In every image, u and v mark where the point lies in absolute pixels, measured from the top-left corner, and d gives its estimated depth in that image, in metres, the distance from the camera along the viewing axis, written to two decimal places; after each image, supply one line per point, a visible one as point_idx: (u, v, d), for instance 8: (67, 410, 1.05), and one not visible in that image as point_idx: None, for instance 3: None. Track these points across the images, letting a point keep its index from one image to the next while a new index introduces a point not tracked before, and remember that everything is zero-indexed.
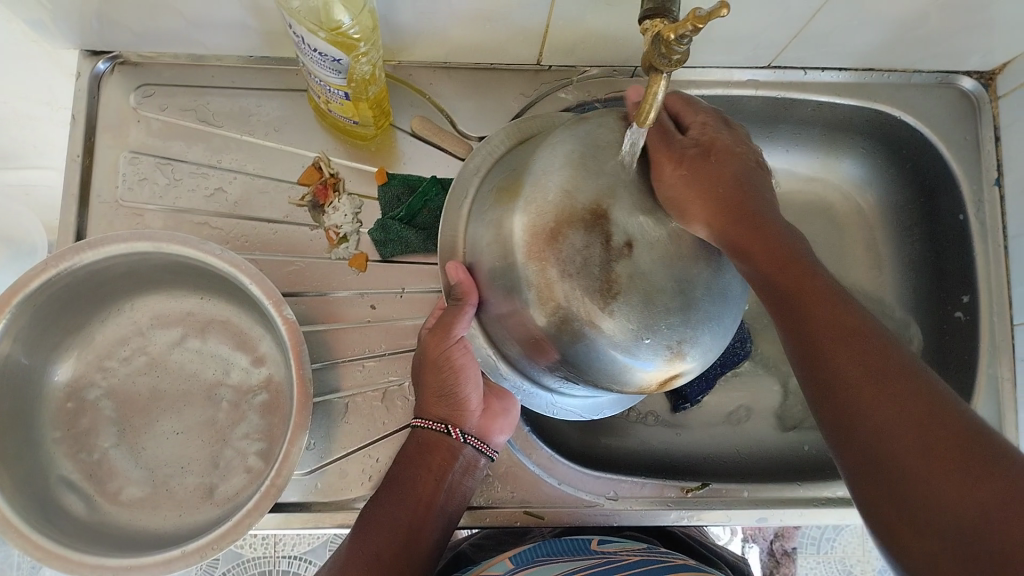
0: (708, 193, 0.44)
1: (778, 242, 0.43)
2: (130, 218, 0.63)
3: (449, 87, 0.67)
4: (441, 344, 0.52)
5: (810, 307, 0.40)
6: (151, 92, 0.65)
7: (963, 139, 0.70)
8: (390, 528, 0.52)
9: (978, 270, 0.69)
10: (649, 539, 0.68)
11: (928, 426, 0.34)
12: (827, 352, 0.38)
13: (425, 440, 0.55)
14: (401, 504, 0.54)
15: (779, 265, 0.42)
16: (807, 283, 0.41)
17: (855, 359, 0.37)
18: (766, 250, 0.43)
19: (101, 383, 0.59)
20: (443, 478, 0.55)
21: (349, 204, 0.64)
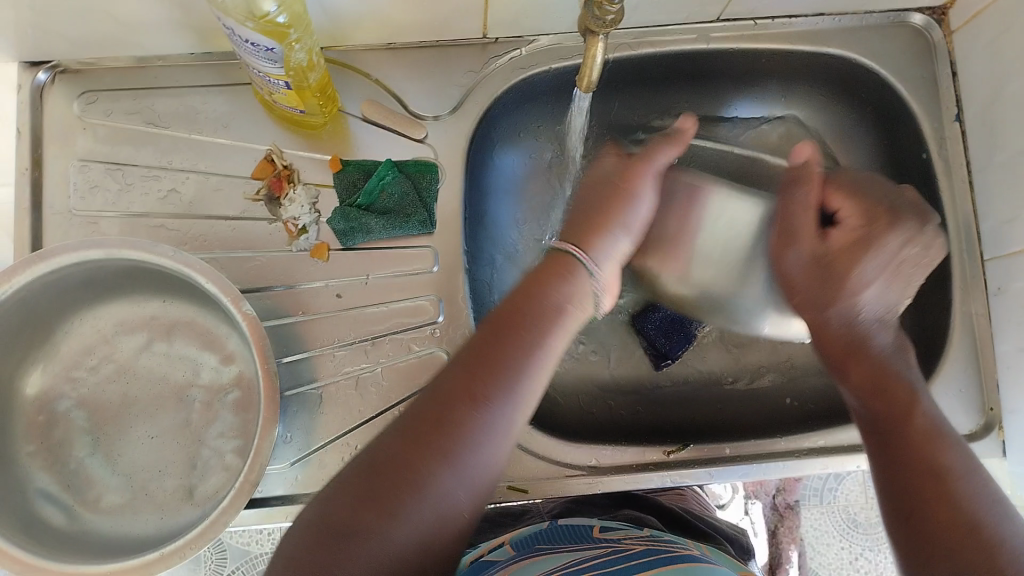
0: (906, 403, 0.53)
1: (895, 429, 0.52)
2: (86, 226, 0.63)
3: (396, 67, 0.66)
4: (633, 182, 0.57)
5: (902, 466, 0.51)
6: (94, 98, 0.64)
7: (920, 76, 0.70)
8: (490, 365, 0.48)
9: (946, 209, 0.69)
10: (646, 517, 0.69)
11: (928, 483, 0.49)
12: (888, 459, 0.52)
13: (549, 271, 0.53)
14: (495, 349, 0.49)
15: (885, 443, 0.52)
16: (904, 451, 0.51)
17: (929, 530, 0.47)
18: (876, 437, 0.53)
19: (72, 394, 0.59)
20: (556, 319, 0.51)
21: (305, 194, 0.64)
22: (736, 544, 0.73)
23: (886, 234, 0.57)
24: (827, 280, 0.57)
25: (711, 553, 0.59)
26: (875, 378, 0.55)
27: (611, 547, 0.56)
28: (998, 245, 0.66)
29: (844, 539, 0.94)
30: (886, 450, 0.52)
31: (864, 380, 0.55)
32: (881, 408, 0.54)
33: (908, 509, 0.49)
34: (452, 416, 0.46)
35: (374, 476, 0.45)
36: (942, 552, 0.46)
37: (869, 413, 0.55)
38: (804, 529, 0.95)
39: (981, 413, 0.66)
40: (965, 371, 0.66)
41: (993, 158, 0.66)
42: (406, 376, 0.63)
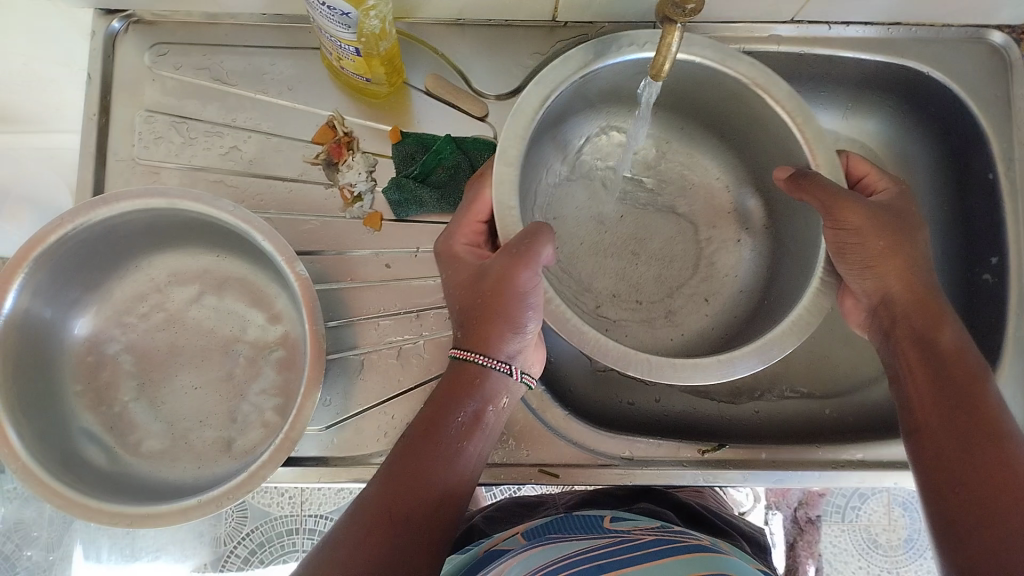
0: (975, 374, 0.48)
1: (957, 387, 0.48)
2: (147, 175, 0.64)
3: (463, 44, 0.66)
4: (476, 307, 0.50)
5: (960, 427, 0.46)
6: (164, 51, 0.65)
7: (993, 95, 0.69)
8: (421, 471, 0.47)
9: (1009, 232, 0.67)
10: (662, 511, 0.68)
11: (992, 446, 0.45)
12: (941, 416, 0.47)
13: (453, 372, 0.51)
14: (425, 456, 0.47)
15: (936, 402, 0.48)
16: (964, 412, 0.47)
17: (981, 493, 0.43)
18: (928, 393, 0.49)
19: (122, 338, 0.60)
20: (479, 416, 0.50)
21: (363, 161, 0.64)
22: (751, 541, 0.73)
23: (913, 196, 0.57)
24: (899, 219, 0.53)
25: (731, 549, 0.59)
26: (958, 348, 0.50)
27: (618, 537, 0.56)
28: None
29: (863, 558, 0.93)
30: (940, 407, 0.48)
31: (950, 345, 0.50)
32: (949, 368, 0.49)
33: (961, 465, 0.45)
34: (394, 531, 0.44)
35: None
36: (993, 515, 0.42)
37: (935, 369, 0.49)
38: (823, 545, 0.94)
39: None
40: (1013, 398, 0.65)
41: None
42: (446, 351, 0.63)
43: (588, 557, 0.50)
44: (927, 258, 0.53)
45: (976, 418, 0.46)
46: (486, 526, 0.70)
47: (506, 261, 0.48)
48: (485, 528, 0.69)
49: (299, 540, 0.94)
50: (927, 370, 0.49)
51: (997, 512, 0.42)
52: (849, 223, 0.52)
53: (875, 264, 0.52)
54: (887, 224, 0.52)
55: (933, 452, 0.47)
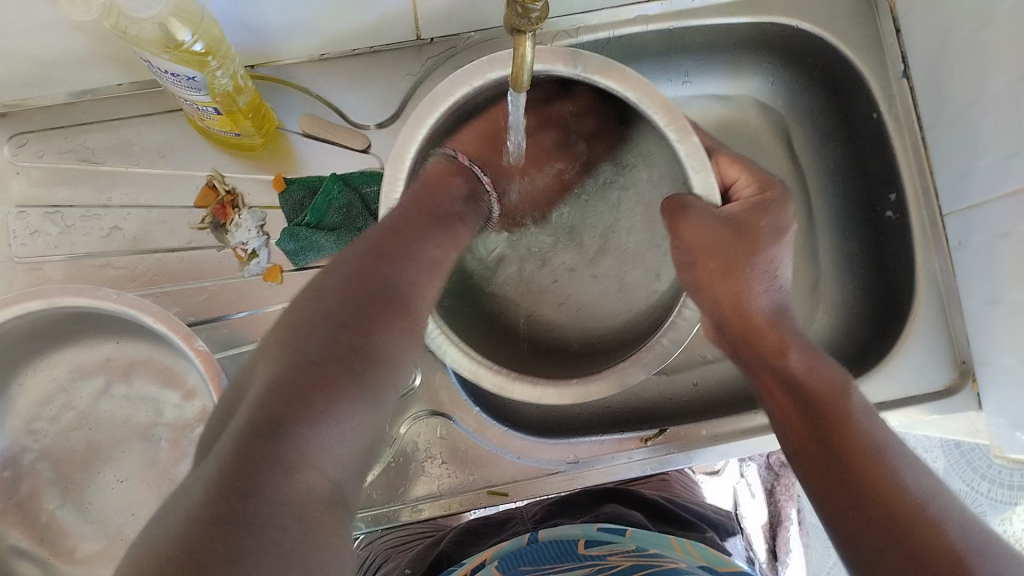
0: (830, 388, 0.50)
1: (820, 403, 0.50)
2: (30, 273, 0.61)
3: (333, 79, 0.65)
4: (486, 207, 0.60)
5: (834, 439, 0.48)
6: (25, 141, 0.62)
7: (863, 35, 0.68)
8: (380, 265, 0.47)
9: (901, 168, 0.69)
10: (628, 512, 0.70)
11: (857, 459, 0.46)
12: (818, 437, 0.49)
13: (426, 195, 0.53)
14: (387, 263, 0.47)
15: (806, 424, 0.50)
16: (834, 429, 0.48)
17: (860, 500, 0.45)
18: (797, 420, 0.50)
19: (34, 446, 0.58)
20: (446, 237, 0.53)
21: (251, 217, 0.62)
22: (720, 529, 0.74)
23: (783, 202, 0.56)
24: (741, 236, 0.54)
25: (695, 552, 0.59)
26: (810, 367, 0.52)
27: (596, 572, 0.56)
28: (954, 200, 0.65)
29: None
30: (812, 432, 0.49)
31: (800, 365, 0.52)
32: (806, 386, 0.51)
33: (840, 476, 0.46)
34: (366, 328, 0.43)
35: (296, 356, 0.41)
36: (873, 524, 0.43)
37: (792, 395, 0.51)
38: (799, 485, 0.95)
39: (954, 367, 0.66)
40: (934, 330, 0.67)
41: (941, 114, 0.65)
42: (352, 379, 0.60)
43: None
44: (771, 282, 0.56)
45: (839, 432, 0.48)
46: (454, 550, 0.69)
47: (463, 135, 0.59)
48: (453, 554, 0.68)
49: None
50: (789, 388, 0.52)
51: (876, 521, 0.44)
52: (688, 240, 0.54)
53: (710, 284, 0.55)
54: (728, 239, 0.54)
55: (814, 479, 0.48)
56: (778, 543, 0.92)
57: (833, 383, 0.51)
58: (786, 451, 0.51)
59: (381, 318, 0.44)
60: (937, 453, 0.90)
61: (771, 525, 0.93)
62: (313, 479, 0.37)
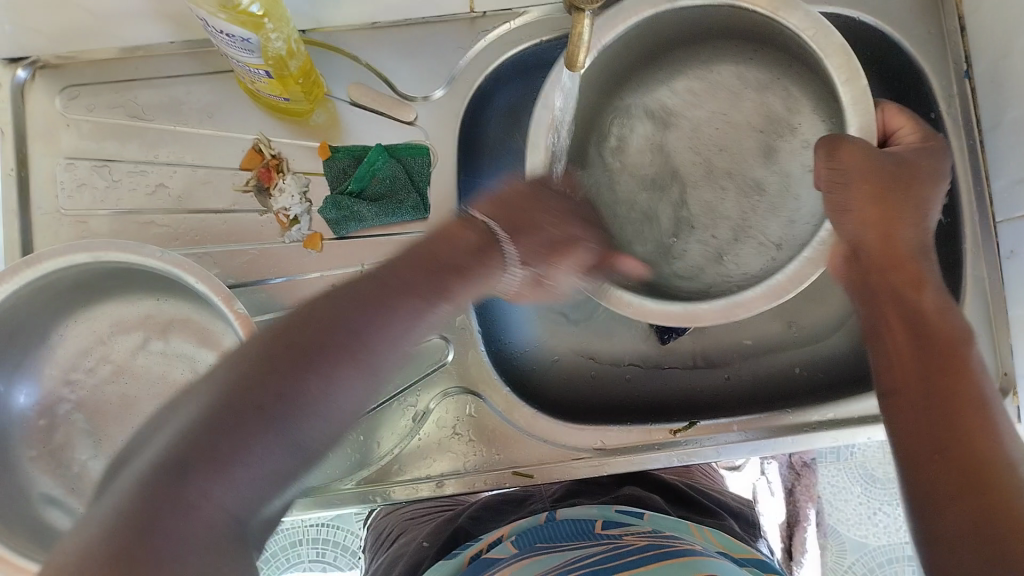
0: (951, 347, 0.49)
1: (938, 364, 0.49)
2: (75, 225, 0.62)
3: (385, 48, 0.64)
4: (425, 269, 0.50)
5: (938, 381, 0.48)
6: (76, 94, 0.63)
7: (927, 31, 0.66)
8: (384, 312, 0.47)
9: (955, 169, 0.66)
10: (649, 497, 0.70)
11: (959, 407, 0.47)
12: (921, 384, 0.48)
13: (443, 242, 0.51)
14: (359, 312, 0.46)
15: (919, 374, 0.49)
16: (953, 376, 0.48)
17: (944, 447, 0.46)
18: (902, 369, 0.50)
19: (71, 396, 0.59)
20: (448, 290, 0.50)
21: (295, 183, 0.62)
22: (738, 518, 0.74)
23: (943, 157, 0.54)
24: (903, 178, 0.52)
25: (714, 540, 0.61)
26: (940, 309, 0.51)
27: (612, 545, 0.56)
28: (1011, 206, 0.63)
29: (863, 494, 0.93)
30: (910, 382, 0.49)
31: (932, 306, 0.51)
32: (925, 336, 0.50)
33: (944, 417, 0.47)
34: (284, 382, 0.42)
35: (261, 379, 0.42)
36: (949, 472, 0.44)
37: (913, 329, 0.51)
38: (821, 487, 0.94)
39: (996, 379, 0.64)
40: (978, 339, 0.65)
41: (1003, 117, 0.63)
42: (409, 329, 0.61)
43: (580, 568, 0.51)
44: (925, 224, 0.53)
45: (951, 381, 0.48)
46: (471, 525, 0.69)
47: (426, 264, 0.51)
48: (470, 529, 0.68)
49: (307, 551, 0.91)
50: (916, 323, 0.51)
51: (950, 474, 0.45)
52: (843, 161, 0.51)
53: (860, 211, 0.52)
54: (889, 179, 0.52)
55: (906, 416, 0.48)
56: (795, 543, 0.91)
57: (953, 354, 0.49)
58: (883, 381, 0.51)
59: (347, 370, 0.44)
60: None
61: (789, 523, 0.92)
62: (217, 511, 0.38)
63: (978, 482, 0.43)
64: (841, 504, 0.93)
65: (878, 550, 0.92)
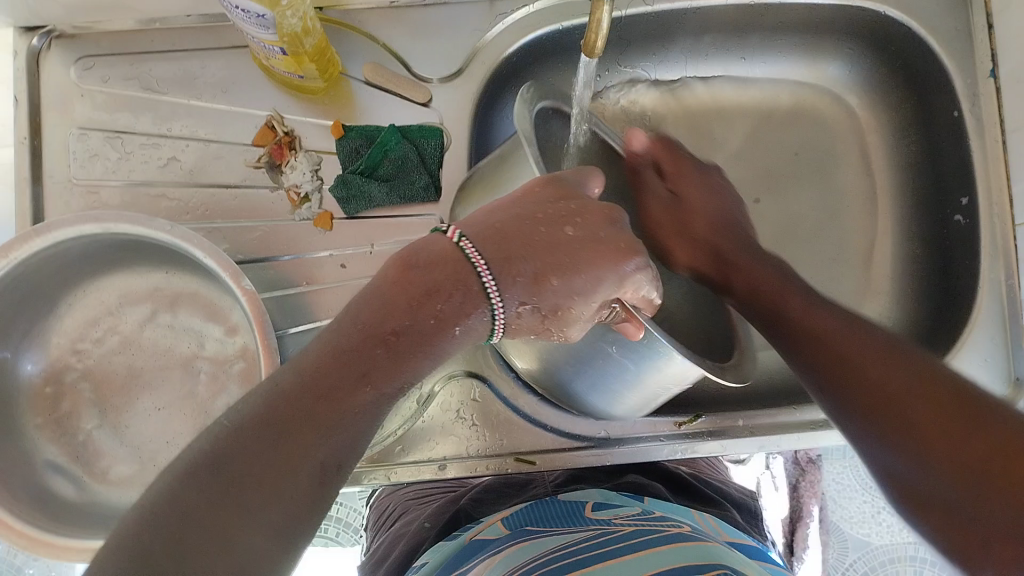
0: (831, 330, 0.49)
1: (839, 347, 0.47)
2: (87, 196, 0.62)
3: (401, 28, 0.64)
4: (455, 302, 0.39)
5: (852, 359, 0.46)
6: (91, 64, 0.63)
7: (954, 28, 0.65)
8: (325, 367, 0.37)
9: (976, 170, 0.65)
10: (650, 484, 0.70)
11: (881, 371, 0.45)
12: (837, 373, 0.46)
13: (381, 294, 0.39)
14: (313, 378, 0.36)
15: (833, 363, 0.47)
16: (851, 350, 0.47)
17: (897, 410, 0.43)
18: (818, 362, 0.48)
19: (78, 365, 0.59)
20: (418, 319, 0.38)
21: (306, 160, 0.62)
22: (742, 509, 0.74)
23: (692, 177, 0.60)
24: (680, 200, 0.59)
25: (712, 527, 0.61)
26: (804, 304, 0.52)
27: (599, 530, 0.56)
28: None
29: (867, 493, 0.93)
30: (832, 372, 0.47)
31: (796, 302, 0.52)
32: (811, 326, 0.50)
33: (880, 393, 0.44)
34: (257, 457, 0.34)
35: (216, 466, 0.33)
36: (914, 437, 0.41)
37: (797, 329, 0.50)
38: (827, 484, 0.94)
39: (1008, 382, 0.61)
40: (992, 343, 0.62)
41: None
42: None
43: (568, 553, 0.51)
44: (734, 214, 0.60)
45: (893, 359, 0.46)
46: (473, 506, 0.69)
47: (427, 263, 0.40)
48: (471, 510, 0.68)
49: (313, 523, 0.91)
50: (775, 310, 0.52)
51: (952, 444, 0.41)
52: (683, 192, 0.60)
53: (684, 228, 0.58)
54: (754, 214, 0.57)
55: (847, 417, 0.45)
56: (796, 538, 0.91)
57: (831, 326, 0.49)
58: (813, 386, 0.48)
59: (284, 453, 0.34)
60: None
61: (790, 519, 0.92)
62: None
63: (943, 423, 0.40)
64: (845, 502, 0.93)
65: (878, 549, 0.91)
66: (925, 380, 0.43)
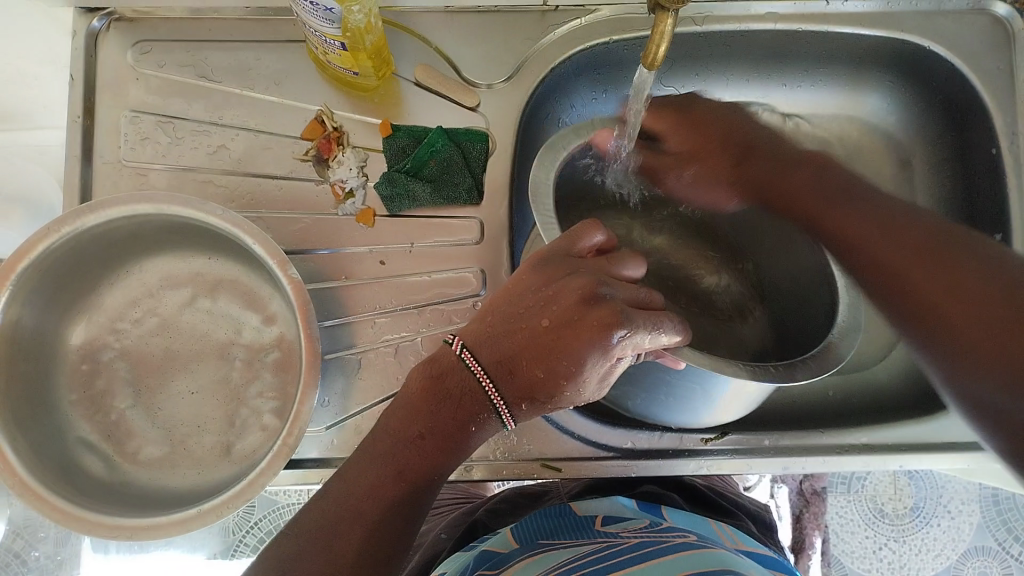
0: (850, 217, 0.54)
1: (870, 222, 0.53)
2: (134, 178, 0.63)
3: (454, 33, 0.65)
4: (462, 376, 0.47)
5: (892, 249, 0.51)
6: (148, 49, 0.64)
7: (997, 68, 0.66)
8: (391, 446, 0.47)
9: (1011, 207, 0.66)
10: (667, 495, 0.71)
11: (929, 241, 0.51)
12: (881, 255, 0.52)
13: (413, 409, 0.47)
14: (391, 453, 0.47)
15: (878, 234, 0.52)
16: (901, 231, 0.52)
17: (948, 295, 0.49)
18: (858, 234, 0.53)
19: (115, 345, 0.59)
20: (462, 421, 0.47)
21: (354, 157, 0.62)
22: (757, 520, 0.74)
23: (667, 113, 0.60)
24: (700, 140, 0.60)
25: (731, 539, 0.61)
26: (853, 184, 0.56)
27: (609, 542, 0.56)
28: None
29: (869, 528, 0.93)
30: (874, 261, 0.52)
31: (848, 180, 0.56)
32: (845, 206, 0.55)
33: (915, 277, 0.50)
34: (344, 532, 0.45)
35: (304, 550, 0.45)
36: (978, 312, 0.47)
37: (829, 235, 0.55)
38: (829, 516, 0.93)
39: None
40: None
41: None
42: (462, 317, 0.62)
43: (580, 564, 0.51)
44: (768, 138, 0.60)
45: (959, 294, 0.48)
46: (489, 517, 0.69)
47: (447, 366, 0.47)
48: (486, 521, 0.69)
49: None
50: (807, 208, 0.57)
51: (991, 315, 0.47)
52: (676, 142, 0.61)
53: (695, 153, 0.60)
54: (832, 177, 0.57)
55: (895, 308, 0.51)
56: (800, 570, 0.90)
57: (861, 205, 0.54)
58: (899, 321, 0.51)
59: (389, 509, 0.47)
60: (974, 507, 0.92)
61: (795, 549, 0.92)
62: None
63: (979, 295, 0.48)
64: (846, 534, 0.93)
65: None
66: (956, 280, 0.49)
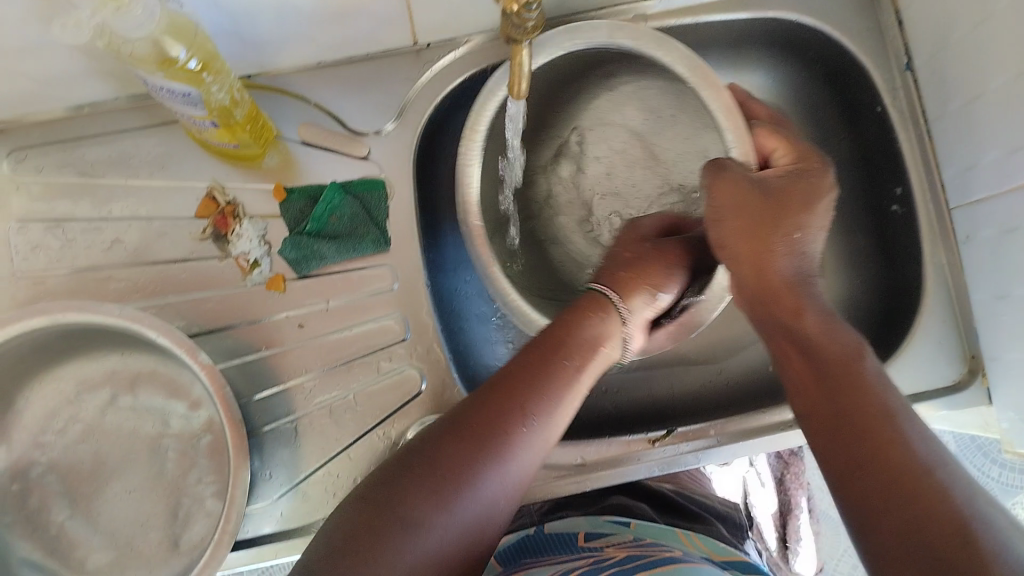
0: (862, 391, 0.47)
1: (865, 411, 0.46)
2: (34, 287, 0.62)
3: (331, 86, 0.65)
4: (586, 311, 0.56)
5: (878, 445, 0.44)
6: (23, 156, 0.63)
7: (865, 29, 0.68)
8: (518, 373, 0.51)
9: (906, 162, 0.67)
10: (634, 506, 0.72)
11: (867, 432, 0.44)
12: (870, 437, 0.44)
13: (574, 322, 0.54)
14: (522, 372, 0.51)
15: (848, 418, 0.46)
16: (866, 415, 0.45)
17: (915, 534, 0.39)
18: (832, 411, 0.47)
19: (43, 459, 0.58)
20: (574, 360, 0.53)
21: (252, 227, 0.62)
22: (728, 521, 0.77)
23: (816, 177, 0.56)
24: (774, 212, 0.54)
25: (704, 547, 0.62)
26: (847, 355, 0.49)
27: (592, 558, 0.56)
28: (962, 194, 0.64)
29: None
30: (845, 433, 0.45)
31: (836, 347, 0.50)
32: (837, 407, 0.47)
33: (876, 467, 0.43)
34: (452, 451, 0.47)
35: (403, 484, 0.45)
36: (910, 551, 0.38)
37: (820, 385, 0.49)
38: (811, 474, 0.95)
39: (963, 361, 0.65)
40: (943, 323, 0.65)
41: (946, 108, 0.63)
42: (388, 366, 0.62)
43: None
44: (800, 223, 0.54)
45: (849, 397, 0.46)
46: None
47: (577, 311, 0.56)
48: None
49: None
50: (808, 350, 0.51)
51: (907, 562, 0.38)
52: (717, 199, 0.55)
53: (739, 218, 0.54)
54: (758, 211, 0.54)
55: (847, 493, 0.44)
56: (790, 532, 0.91)
57: (846, 383, 0.47)
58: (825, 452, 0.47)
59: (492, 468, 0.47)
60: None
61: (782, 514, 0.91)
62: None
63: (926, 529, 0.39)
64: (829, 485, 0.95)
65: None
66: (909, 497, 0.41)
